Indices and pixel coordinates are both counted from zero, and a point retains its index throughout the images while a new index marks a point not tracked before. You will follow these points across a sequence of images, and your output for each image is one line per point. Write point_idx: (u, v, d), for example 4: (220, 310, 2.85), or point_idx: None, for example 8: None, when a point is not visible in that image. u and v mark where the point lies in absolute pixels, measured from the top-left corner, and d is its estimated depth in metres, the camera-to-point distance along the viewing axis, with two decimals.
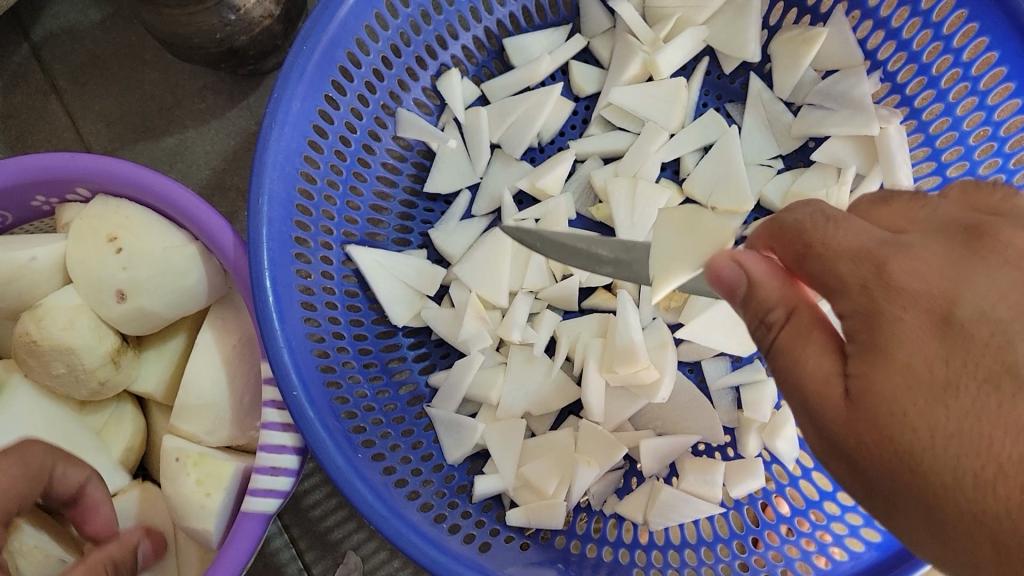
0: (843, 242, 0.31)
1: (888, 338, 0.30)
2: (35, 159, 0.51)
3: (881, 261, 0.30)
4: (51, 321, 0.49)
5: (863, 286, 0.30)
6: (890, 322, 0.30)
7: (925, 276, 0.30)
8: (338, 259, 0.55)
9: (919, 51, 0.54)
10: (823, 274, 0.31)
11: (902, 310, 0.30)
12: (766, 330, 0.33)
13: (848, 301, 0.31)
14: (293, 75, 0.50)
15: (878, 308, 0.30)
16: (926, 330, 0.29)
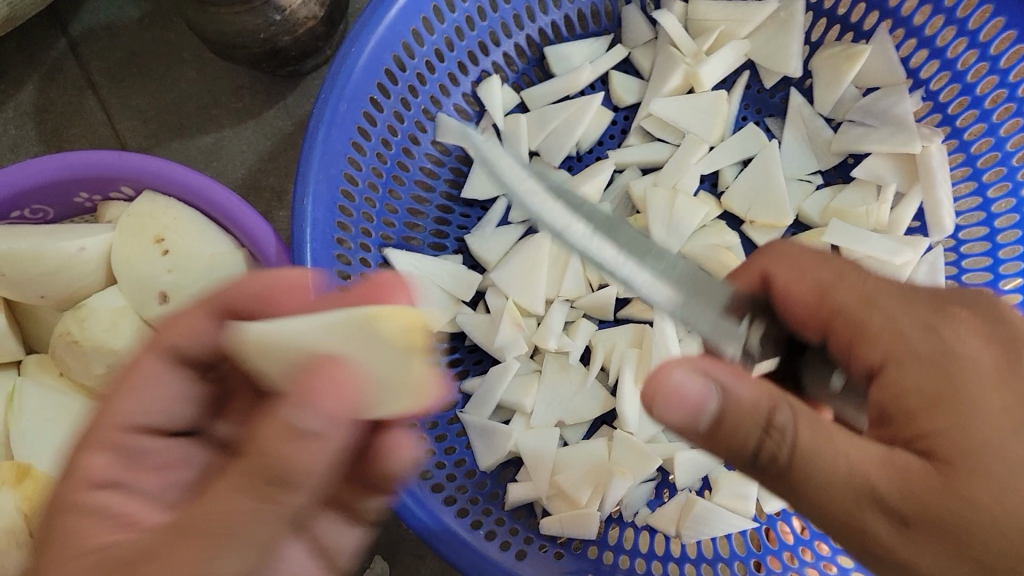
0: (881, 297, 0.36)
1: (962, 381, 0.33)
2: (81, 156, 0.52)
3: (927, 308, 0.35)
4: (95, 323, 0.50)
5: (929, 334, 0.34)
6: (959, 361, 0.33)
7: (968, 322, 0.34)
8: (376, 262, 0.55)
9: (964, 71, 0.54)
10: (873, 327, 0.35)
11: (967, 350, 0.33)
12: (775, 440, 0.31)
13: (925, 354, 0.34)
14: (341, 77, 0.50)
15: (954, 356, 0.33)
16: (994, 363, 0.33)
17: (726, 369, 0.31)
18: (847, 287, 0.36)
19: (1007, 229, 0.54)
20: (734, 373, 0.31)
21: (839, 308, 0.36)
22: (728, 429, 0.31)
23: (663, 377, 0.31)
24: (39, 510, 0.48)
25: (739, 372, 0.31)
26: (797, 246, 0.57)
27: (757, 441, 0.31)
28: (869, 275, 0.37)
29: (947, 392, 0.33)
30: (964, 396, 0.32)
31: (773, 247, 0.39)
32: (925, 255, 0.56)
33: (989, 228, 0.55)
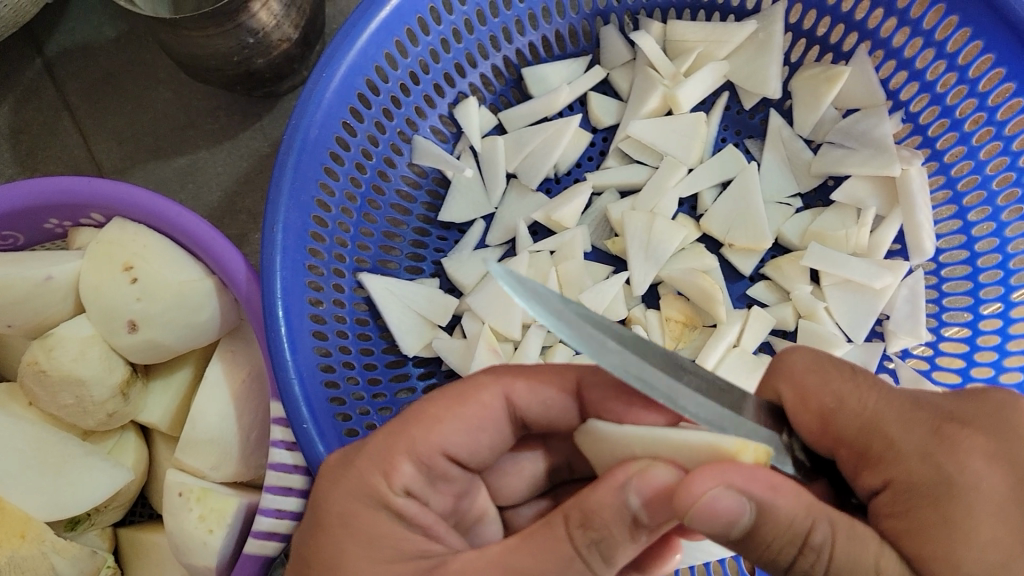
0: (882, 419, 0.34)
1: (967, 511, 0.31)
2: (51, 182, 0.51)
3: (926, 430, 0.33)
4: (62, 352, 0.49)
5: (925, 452, 0.33)
6: (960, 487, 0.32)
7: (973, 444, 0.33)
8: (350, 287, 0.55)
9: (943, 93, 0.53)
10: (874, 452, 0.34)
11: (968, 479, 0.32)
12: (813, 552, 0.30)
13: (919, 472, 0.33)
14: (312, 102, 0.49)
15: (950, 471, 0.32)
16: (999, 489, 0.32)
17: (761, 483, 0.30)
18: (850, 405, 0.35)
19: (986, 253, 0.54)
20: (768, 486, 0.30)
21: (840, 433, 0.35)
22: (763, 537, 0.30)
23: (695, 495, 0.29)
24: (6, 542, 0.48)
25: (777, 484, 0.30)
26: (776, 268, 0.57)
27: (791, 557, 0.31)
28: (877, 388, 0.35)
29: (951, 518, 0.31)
30: (970, 533, 0.31)
31: (783, 359, 0.37)
32: (906, 279, 0.55)
33: (971, 249, 0.55)
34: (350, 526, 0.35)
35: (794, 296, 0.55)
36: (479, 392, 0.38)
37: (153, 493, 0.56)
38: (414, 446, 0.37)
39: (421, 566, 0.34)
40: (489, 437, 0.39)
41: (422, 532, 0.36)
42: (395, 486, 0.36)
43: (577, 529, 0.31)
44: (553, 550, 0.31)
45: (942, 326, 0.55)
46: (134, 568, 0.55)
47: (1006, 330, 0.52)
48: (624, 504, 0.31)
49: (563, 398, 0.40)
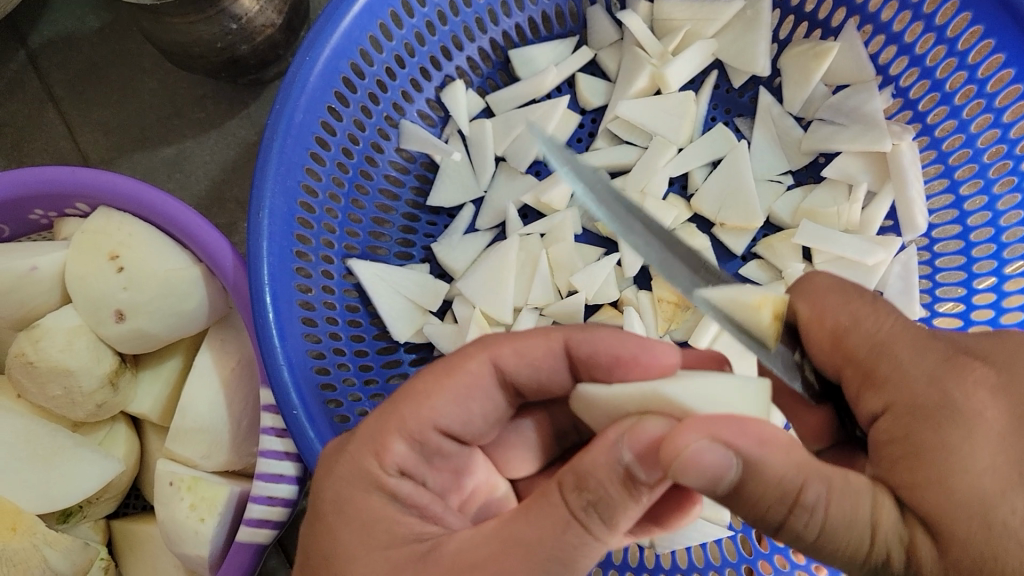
0: (893, 344, 0.35)
1: (964, 434, 0.31)
2: (34, 173, 0.51)
3: (937, 355, 0.34)
4: (50, 342, 0.49)
5: (931, 375, 0.33)
6: (955, 411, 0.32)
7: (981, 374, 0.33)
8: (339, 273, 0.54)
9: (933, 67, 0.53)
10: (879, 374, 0.35)
11: (973, 406, 0.32)
12: (802, 515, 0.30)
13: (919, 391, 0.33)
14: (295, 86, 0.49)
15: (950, 395, 0.33)
16: (1004, 418, 0.32)
17: (748, 439, 0.29)
18: (865, 327, 0.36)
19: (979, 227, 0.53)
20: (757, 442, 0.29)
21: (852, 350, 0.36)
22: (749, 493, 0.30)
23: (680, 446, 0.28)
24: None
25: (765, 438, 0.29)
26: (768, 247, 0.56)
27: (779, 516, 0.30)
28: (894, 314, 0.36)
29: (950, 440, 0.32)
30: (969, 455, 0.31)
31: (809, 279, 0.39)
32: (898, 255, 0.55)
33: (963, 225, 0.54)
34: (344, 514, 0.35)
35: (785, 275, 0.55)
36: (466, 360, 0.38)
37: (145, 483, 0.55)
38: (405, 424, 0.36)
39: (415, 551, 0.33)
40: (480, 404, 0.38)
41: (418, 513, 0.35)
42: (388, 466, 0.35)
43: (572, 492, 0.31)
44: (554, 525, 0.31)
45: (936, 301, 0.55)
46: (128, 559, 0.54)
47: (999, 304, 0.52)
48: (618, 462, 0.30)
49: (552, 357, 0.39)
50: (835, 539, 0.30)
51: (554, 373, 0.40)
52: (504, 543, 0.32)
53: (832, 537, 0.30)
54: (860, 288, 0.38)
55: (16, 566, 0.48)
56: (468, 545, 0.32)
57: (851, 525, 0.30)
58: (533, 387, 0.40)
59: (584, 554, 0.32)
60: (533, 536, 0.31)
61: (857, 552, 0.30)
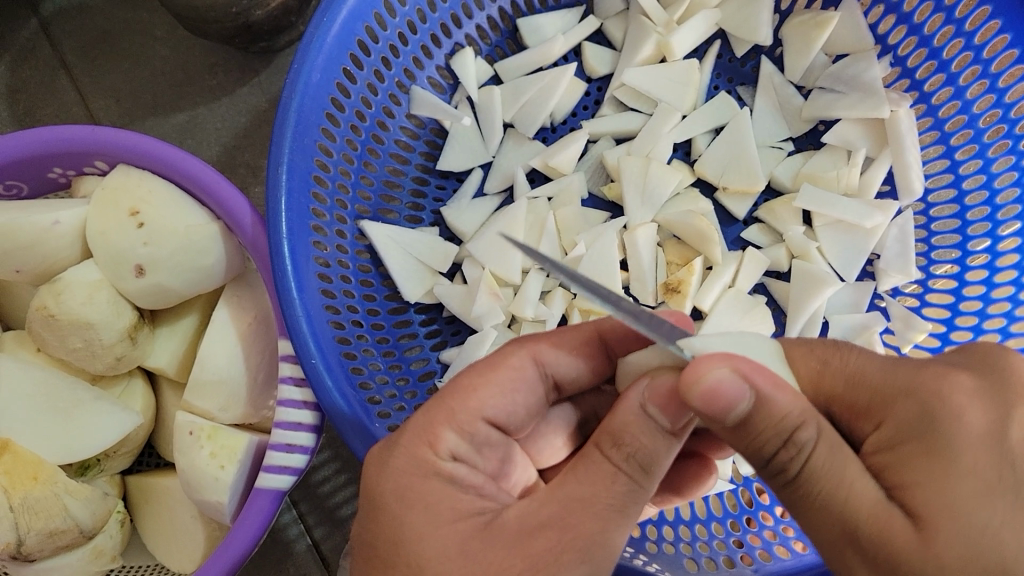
0: (866, 373, 0.34)
1: (945, 442, 0.31)
2: (54, 131, 0.52)
3: (910, 369, 0.33)
4: (71, 296, 0.49)
5: (908, 392, 0.32)
6: (941, 424, 0.31)
7: (959, 381, 0.32)
8: (352, 234, 0.56)
9: (930, 36, 0.55)
10: (863, 404, 0.33)
11: (952, 413, 0.31)
12: (795, 450, 0.31)
13: (901, 415, 0.32)
14: (313, 46, 0.50)
15: (934, 414, 0.31)
16: (981, 422, 0.31)
17: (764, 377, 0.30)
18: (835, 365, 0.34)
19: (974, 190, 0.55)
20: (772, 381, 0.30)
21: (831, 391, 0.34)
22: (757, 426, 0.31)
23: (701, 372, 0.30)
24: (20, 483, 0.48)
25: (779, 382, 0.30)
26: (770, 212, 0.58)
27: (774, 448, 0.31)
28: (860, 351, 0.35)
29: (933, 457, 0.31)
30: (957, 465, 0.30)
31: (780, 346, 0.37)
32: (895, 219, 0.56)
33: (958, 188, 0.56)
34: (406, 501, 0.35)
35: (786, 238, 0.57)
36: (507, 356, 0.39)
37: (161, 438, 0.57)
38: (455, 416, 0.37)
39: (478, 523, 0.34)
40: (525, 395, 0.39)
41: (473, 492, 0.36)
42: (441, 453, 0.36)
43: (611, 450, 0.33)
44: (602, 480, 0.33)
45: (931, 264, 0.57)
46: (143, 512, 0.56)
47: (993, 264, 0.54)
48: (644, 412, 0.33)
49: (587, 345, 0.42)
50: (814, 481, 0.31)
51: (590, 359, 0.42)
52: (563, 503, 0.33)
53: (815, 476, 0.31)
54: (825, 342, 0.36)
55: (37, 514, 0.49)
56: (529, 510, 0.34)
57: (834, 473, 0.31)
58: (571, 376, 0.41)
59: (635, 504, 0.33)
60: (586, 492, 0.33)
61: (839, 500, 0.31)
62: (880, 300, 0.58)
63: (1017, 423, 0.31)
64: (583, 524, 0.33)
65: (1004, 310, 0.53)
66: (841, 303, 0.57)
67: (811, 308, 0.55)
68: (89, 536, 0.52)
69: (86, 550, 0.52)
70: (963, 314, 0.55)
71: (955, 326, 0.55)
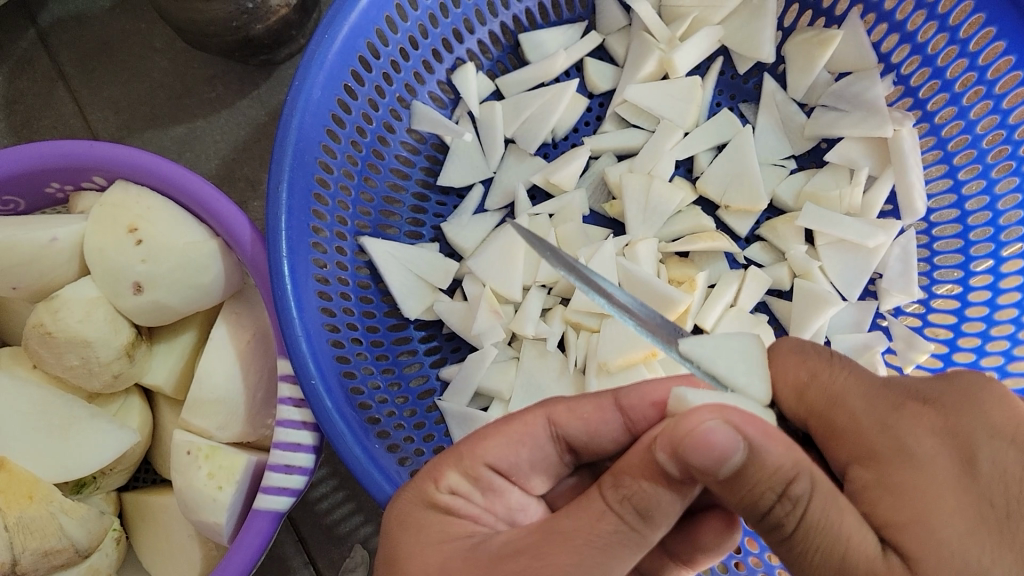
0: (848, 398, 0.35)
1: (915, 476, 0.32)
2: (52, 146, 0.51)
3: (887, 404, 0.35)
4: (68, 313, 0.49)
5: (880, 426, 0.34)
6: (914, 459, 0.33)
7: (926, 419, 0.34)
8: (352, 251, 0.55)
9: (934, 55, 0.54)
10: (840, 425, 0.35)
11: (921, 450, 0.33)
12: (790, 502, 0.30)
13: (874, 442, 0.34)
14: (314, 63, 0.49)
15: (907, 449, 0.33)
16: (937, 454, 0.33)
17: (757, 429, 0.29)
18: (822, 379, 0.36)
19: (977, 210, 0.55)
20: (765, 433, 0.29)
21: (813, 406, 0.36)
22: (749, 481, 0.30)
23: (693, 426, 0.29)
24: (14, 502, 0.48)
25: (771, 431, 0.30)
26: (771, 229, 0.58)
27: (770, 503, 0.30)
28: (849, 368, 0.36)
29: (908, 488, 0.32)
30: (931, 499, 0.31)
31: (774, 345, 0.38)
32: (898, 238, 0.56)
33: (961, 209, 0.56)
34: (405, 525, 0.37)
35: (789, 256, 0.57)
36: (523, 412, 0.38)
37: (158, 455, 0.56)
38: (461, 460, 0.37)
39: (466, 545, 0.34)
40: (530, 451, 0.38)
41: (470, 519, 0.36)
42: (441, 487, 0.37)
43: (608, 490, 0.32)
44: (590, 517, 0.31)
45: (934, 283, 0.56)
46: (140, 530, 0.55)
47: (996, 285, 0.54)
48: (653, 460, 0.31)
49: (602, 413, 0.38)
50: (812, 535, 0.30)
51: (606, 426, 0.38)
52: (545, 533, 0.32)
53: (810, 530, 0.30)
54: (819, 348, 0.38)
55: (33, 534, 0.48)
56: (514, 538, 0.33)
57: (830, 528, 0.30)
58: (584, 441, 0.39)
59: (621, 547, 0.31)
60: (571, 526, 0.32)
61: (835, 557, 0.30)
62: (882, 319, 0.58)
63: (987, 454, 0.32)
64: (556, 555, 0.31)
65: (1007, 332, 0.53)
66: (844, 323, 0.57)
67: (811, 328, 0.55)
68: (85, 555, 0.51)
69: (81, 569, 0.51)
70: (965, 335, 0.54)
71: (957, 347, 0.55)
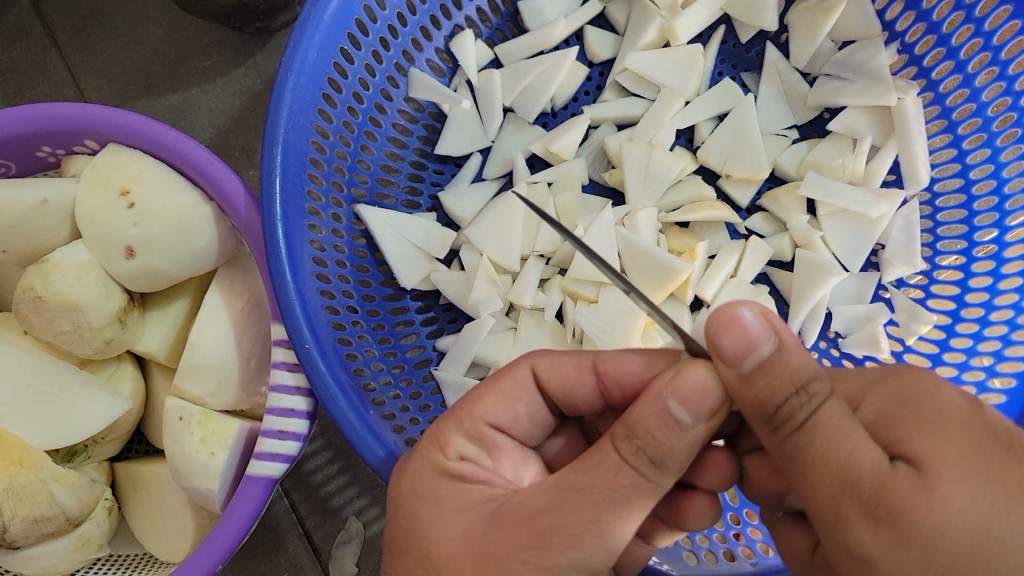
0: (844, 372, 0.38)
1: (921, 404, 0.34)
2: (43, 108, 0.50)
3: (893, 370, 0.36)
4: (59, 277, 0.48)
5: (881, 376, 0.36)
6: (921, 394, 0.34)
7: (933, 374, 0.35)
8: (348, 219, 0.55)
9: (940, 22, 0.54)
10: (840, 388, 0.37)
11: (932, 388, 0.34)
12: (806, 398, 0.31)
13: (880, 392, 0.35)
14: (310, 24, 0.48)
15: (913, 392, 0.34)
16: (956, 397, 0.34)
17: (787, 332, 0.32)
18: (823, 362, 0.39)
19: (981, 180, 0.54)
20: (793, 340, 0.32)
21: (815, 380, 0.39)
22: (768, 374, 0.31)
23: (735, 307, 0.31)
24: (4, 469, 0.48)
25: (797, 342, 0.32)
26: (773, 200, 0.57)
27: (784, 398, 0.31)
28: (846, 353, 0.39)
29: (912, 411, 0.34)
30: (941, 420, 0.33)
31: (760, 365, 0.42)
32: (901, 209, 0.56)
33: (965, 178, 0.55)
34: (421, 496, 0.36)
35: (790, 226, 0.56)
36: (510, 366, 0.39)
37: (151, 423, 0.56)
38: (462, 424, 0.38)
39: (488, 509, 0.34)
40: (526, 403, 0.40)
41: (483, 483, 0.36)
42: (450, 454, 0.37)
43: (622, 441, 0.32)
44: (606, 471, 0.32)
45: (937, 255, 0.56)
46: (132, 499, 0.55)
47: (1001, 255, 0.53)
48: (665, 409, 0.32)
49: (580, 373, 0.40)
50: (823, 437, 0.31)
51: (581, 386, 0.40)
52: (563, 490, 0.33)
53: (823, 425, 0.31)
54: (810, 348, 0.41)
55: (22, 500, 0.48)
56: (531, 496, 0.33)
57: (842, 428, 0.31)
58: (563, 398, 0.40)
59: (639, 497, 0.32)
60: (586, 482, 0.32)
61: (838, 458, 0.31)
62: (883, 291, 0.57)
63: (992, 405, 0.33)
64: (576, 512, 0.32)
65: (1010, 301, 0.52)
66: (845, 294, 0.56)
67: (813, 299, 0.54)
68: (76, 523, 0.51)
69: (72, 538, 0.51)
70: (968, 305, 0.54)
71: (960, 319, 0.54)
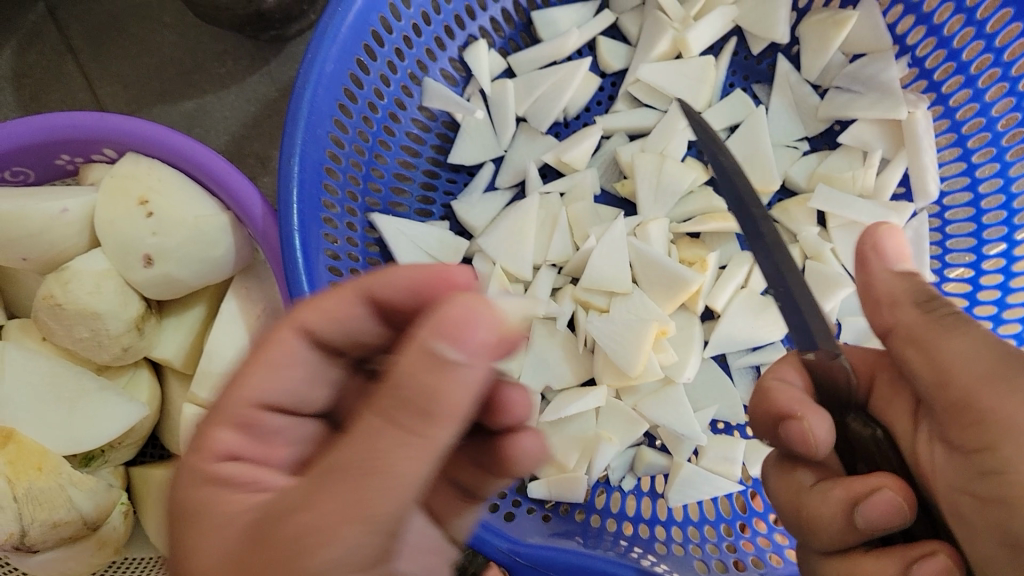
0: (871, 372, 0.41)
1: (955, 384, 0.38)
2: (63, 117, 0.51)
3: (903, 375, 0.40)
4: (78, 285, 0.49)
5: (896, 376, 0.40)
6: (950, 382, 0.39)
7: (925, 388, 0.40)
8: (362, 228, 0.55)
9: (950, 37, 0.54)
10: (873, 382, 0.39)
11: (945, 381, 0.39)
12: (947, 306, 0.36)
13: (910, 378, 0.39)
14: (327, 36, 0.49)
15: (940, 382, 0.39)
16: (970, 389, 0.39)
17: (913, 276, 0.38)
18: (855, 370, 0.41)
19: (990, 194, 0.55)
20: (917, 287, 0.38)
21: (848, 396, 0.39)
22: (916, 286, 0.37)
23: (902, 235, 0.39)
24: (23, 474, 0.48)
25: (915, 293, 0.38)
26: (784, 212, 0.57)
27: (933, 298, 0.36)
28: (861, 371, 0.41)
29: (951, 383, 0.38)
30: None
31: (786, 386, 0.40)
32: (910, 221, 0.56)
33: (974, 192, 0.56)
34: (189, 514, 0.29)
35: (800, 238, 0.57)
36: (274, 330, 0.34)
37: (167, 429, 0.56)
38: (226, 411, 0.32)
39: (256, 512, 0.28)
40: (300, 372, 0.34)
41: (262, 484, 0.30)
42: (215, 452, 0.31)
43: (378, 407, 0.26)
44: (362, 438, 0.26)
45: (946, 267, 0.56)
46: (147, 503, 0.55)
47: (1009, 268, 0.54)
48: (431, 349, 0.26)
49: (350, 307, 0.34)
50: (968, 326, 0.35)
51: (360, 325, 0.35)
52: (318, 475, 0.26)
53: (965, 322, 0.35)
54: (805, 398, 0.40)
55: (41, 505, 0.49)
56: (294, 489, 0.26)
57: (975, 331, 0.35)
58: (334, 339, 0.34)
59: (385, 498, 0.25)
60: (348, 458, 0.26)
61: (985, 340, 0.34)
62: None
63: None
64: (326, 499, 0.25)
65: (1019, 315, 0.53)
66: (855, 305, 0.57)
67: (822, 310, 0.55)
68: (93, 527, 0.52)
69: (89, 542, 0.52)
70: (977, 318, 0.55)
71: None
